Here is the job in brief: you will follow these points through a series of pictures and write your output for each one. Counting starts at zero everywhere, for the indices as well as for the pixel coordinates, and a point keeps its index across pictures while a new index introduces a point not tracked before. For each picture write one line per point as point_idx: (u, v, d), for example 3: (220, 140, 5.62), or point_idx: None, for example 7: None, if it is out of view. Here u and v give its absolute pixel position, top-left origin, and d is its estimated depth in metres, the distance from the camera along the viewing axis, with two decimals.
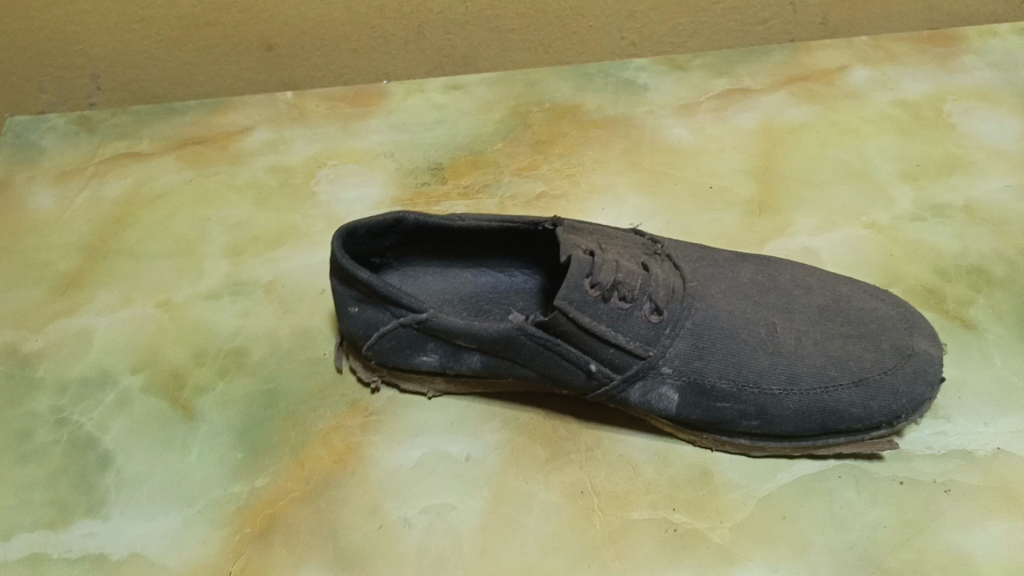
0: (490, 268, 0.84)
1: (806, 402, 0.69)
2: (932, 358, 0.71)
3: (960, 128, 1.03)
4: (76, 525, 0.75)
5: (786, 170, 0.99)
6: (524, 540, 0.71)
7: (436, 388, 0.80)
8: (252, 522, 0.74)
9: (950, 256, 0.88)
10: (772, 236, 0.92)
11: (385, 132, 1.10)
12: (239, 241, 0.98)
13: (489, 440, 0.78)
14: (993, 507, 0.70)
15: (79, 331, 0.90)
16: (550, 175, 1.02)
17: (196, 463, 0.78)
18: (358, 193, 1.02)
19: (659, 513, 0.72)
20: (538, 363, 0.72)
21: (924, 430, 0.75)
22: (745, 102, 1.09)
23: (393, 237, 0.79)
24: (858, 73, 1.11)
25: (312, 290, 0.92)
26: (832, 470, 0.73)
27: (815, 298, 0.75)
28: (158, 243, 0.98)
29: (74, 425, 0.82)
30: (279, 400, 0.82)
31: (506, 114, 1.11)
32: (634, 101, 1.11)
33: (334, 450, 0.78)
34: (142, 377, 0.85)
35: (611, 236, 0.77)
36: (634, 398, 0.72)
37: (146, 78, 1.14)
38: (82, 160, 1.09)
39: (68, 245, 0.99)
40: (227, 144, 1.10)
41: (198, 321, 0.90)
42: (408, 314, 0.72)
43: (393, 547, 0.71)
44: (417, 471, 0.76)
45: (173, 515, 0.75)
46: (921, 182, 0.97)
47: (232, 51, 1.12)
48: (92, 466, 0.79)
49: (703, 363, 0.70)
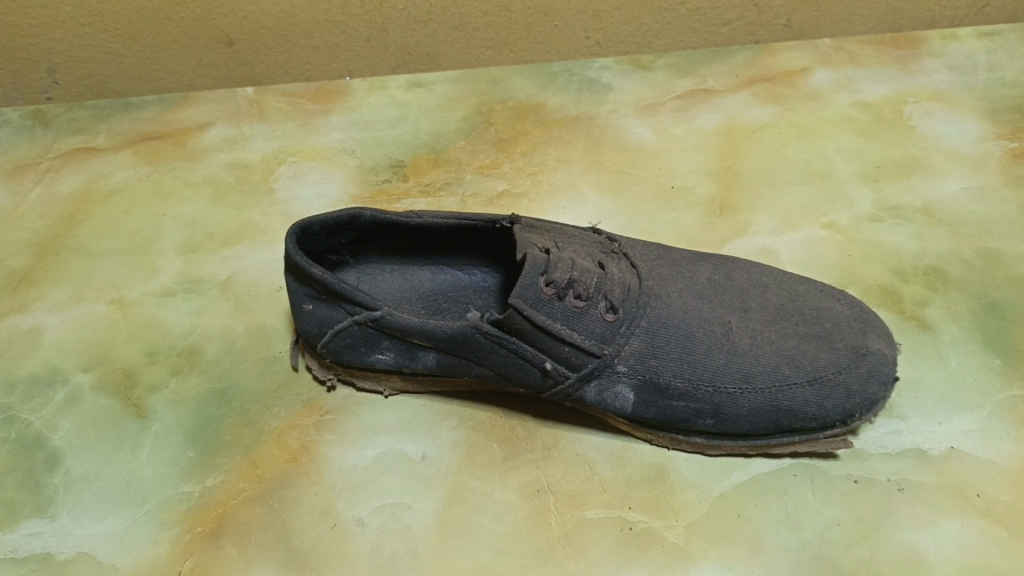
0: (448, 266, 0.83)
1: (760, 401, 0.69)
2: (887, 357, 0.71)
3: (920, 130, 1.03)
4: (22, 525, 0.73)
5: (747, 170, 0.99)
6: (478, 540, 0.70)
7: (393, 386, 0.79)
8: (203, 521, 0.73)
9: (907, 257, 0.89)
10: (732, 235, 0.92)
11: (347, 129, 1.09)
12: (195, 238, 0.96)
13: (445, 439, 0.77)
14: (946, 505, 0.70)
15: (29, 328, 0.88)
16: (511, 174, 1.01)
17: (147, 462, 0.77)
18: (318, 190, 1.01)
19: (615, 512, 0.72)
20: (494, 362, 0.71)
21: (879, 430, 0.75)
22: (707, 103, 1.09)
23: (349, 234, 0.78)
24: (820, 75, 1.12)
25: (268, 288, 0.91)
26: (787, 470, 0.74)
27: (772, 297, 0.75)
28: (112, 239, 0.97)
29: (22, 424, 0.80)
30: (233, 399, 0.81)
31: (468, 112, 1.11)
32: (598, 101, 1.11)
33: (288, 450, 0.77)
34: (93, 376, 0.83)
35: (568, 234, 0.77)
36: (589, 397, 0.72)
37: (104, 73, 1.13)
38: (36, 155, 1.07)
39: (19, 241, 0.97)
40: (186, 140, 1.08)
41: (151, 318, 0.88)
42: (362, 312, 0.72)
43: (346, 547, 0.70)
44: (371, 470, 0.75)
45: (123, 515, 0.73)
46: (881, 183, 0.97)
47: (192, 46, 1.10)
48: (39, 466, 0.77)
49: (658, 362, 0.70)
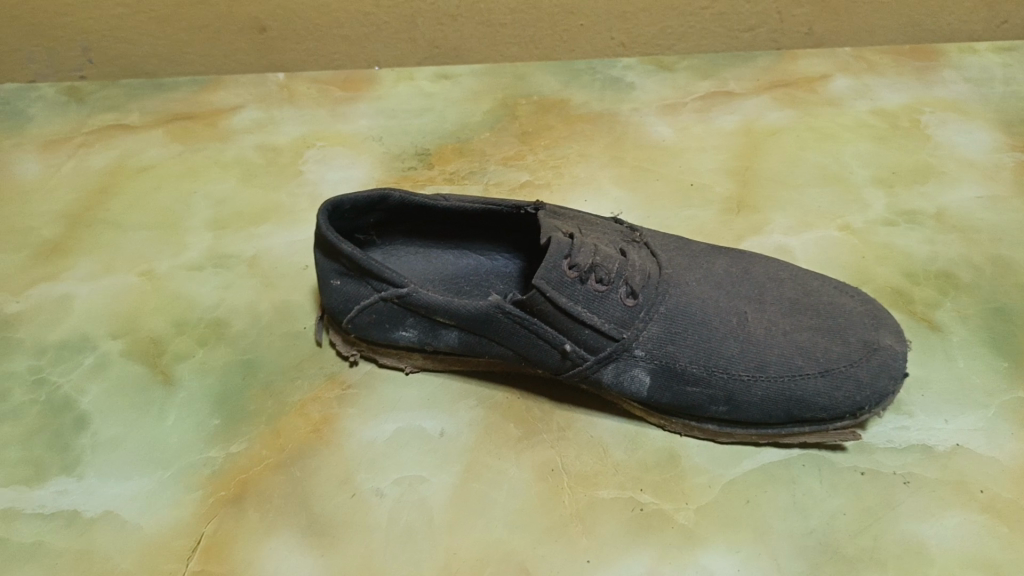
0: (472, 250, 0.85)
1: (773, 389, 0.71)
2: (897, 353, 0.73)
3: (935, 138, 1.05)
4: (50, 483, 0.75)
5: (765, 171, 1.02)
6: (493, 513, 0.72)
7: (414, 363, 0.82)
8: (226, 486, 0.75)
9: (919, 260, 0.91)
10: (748, 233, 0.94)
11: (374, 117, 1.12)
12: (223, 216, 0.99)
13: (463, 417, 0.80)
14: (949, 499, 0.72)
15: (60, 296, 0.90)
16: (534, 166, 1.03)
17: (172, 428, 0.79)
18: (344, 174, 1.03)
19: (626, 493, 0.74)
20: (515, 341, 0.73)
21: (887, 425, 0.77)
22: (728, 105, 1.11)
23: (377, 214, 0.80)
24: (839, 82, 1.14)
25: (294, 266, 0.93)
26: (796, 459, 0.75)
27: (787, 291, 0.77)
28: (142, 214, 0.99)
29: (52, 386, 0.82)
30: (257, 371, 0.84)
31: (493, 105, 1.13)
32: (620, 99, 1.13)
33: (310, 421, 0.79)
34: (122, 343, 0.86)
35: (590, 222, 0.79)
36: (606, 379, 0.74)
37: (138, 54, 1.15)
38: (69, 130, 1.10)
39: (52, 212, 0.99)
40: (216, 122, 1.11)
41: (180, 291, 0.91)
42: (388, 289, 0.74)
43: (364, 516, 0.72)
44: (391, 444, 0.77)
45: (148, 477, 0.76)
46: (895, 189, 0.99)
47: (225, 31, 1.13)
48: (68, 427, 0.79)
49: (675, 348, 0.72)
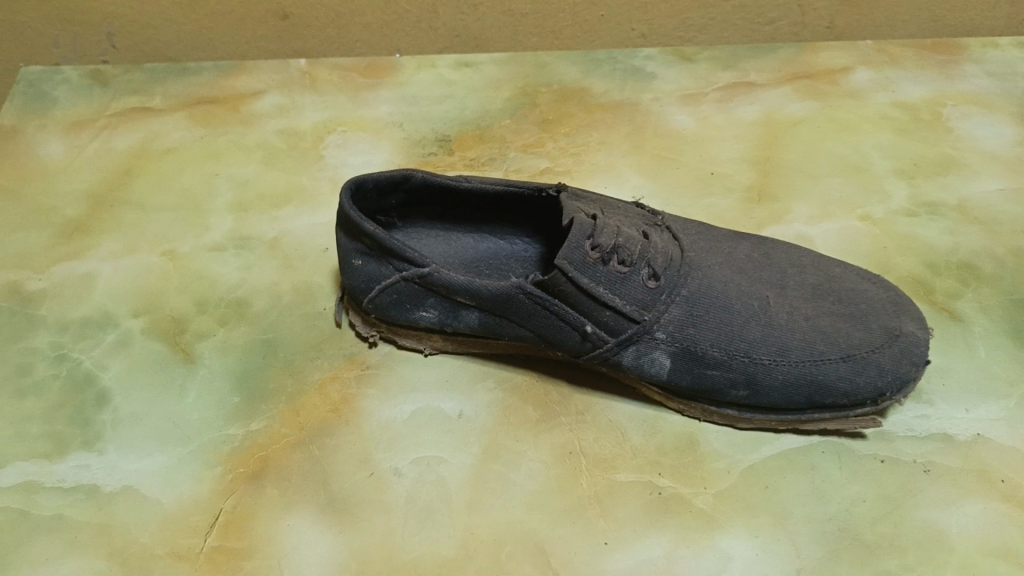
0: (492, 234, 0.85)
1: (794, 374, 0.70)
2: (919, 340, 0.72)
3: (957, 131, 1.05)
4: (71, 457, 0.75)
5: (786, 162, 1.02)
6: (511, 494, 0.72)
7: (434, 345, 0.82)
8: (246, 462, 0.75)
9: (941, 251, 0.91)
10: (769, 222, 0.94)
11: (395, 103, 1.12)
12: (245, 198, 0.99)
13: (482, 399, 0.80)
14: (970, 488, 0.72)
15: (82, 274, 0.91)
16: (554, 153, 1.04)
17: (193, 405, 0.79)
18: (365, 159, 1.04)
19: (645, 477, 0.73)
20: (536, 323, 0.74)
21: (907, 413, 0.77)
22: (749, 95, 1.11)
23: (399, 195, 0.81)
24: (860, 75, 1.14)
25: (315, 248, 0.94)
26: (816, 446, 0.75)
27: (809, 277, 0.77)
28: (165, 195, 1.00)
29: (73, 362, 0.82)
30: (278, 350, 0.84)
31: (514, 93, 1.13)
32: (641, 88, 1.13)
33: (330, 401, 0.80)
34: (144, 321, 0.86)
35: (613, 205, 0.79)
36: (626, 362, 0.74)
37: (161, 39, 1.16)
38: (93, 112, 1.11)
39: (76, 192, 1.00)
40: (239, 106, 1.11)
41: (201, 271, 0.91)
42: (411, 269, 0.74)
43: (383, 494, 0.73)
44: (409, 424, 0.78)
45: (168, 453, 0.76)
46: (916, 180, 0.99)
47: (248, 18, 1.13)
48: (89, 402, 0.79)
49: (696, 330, 0.72)
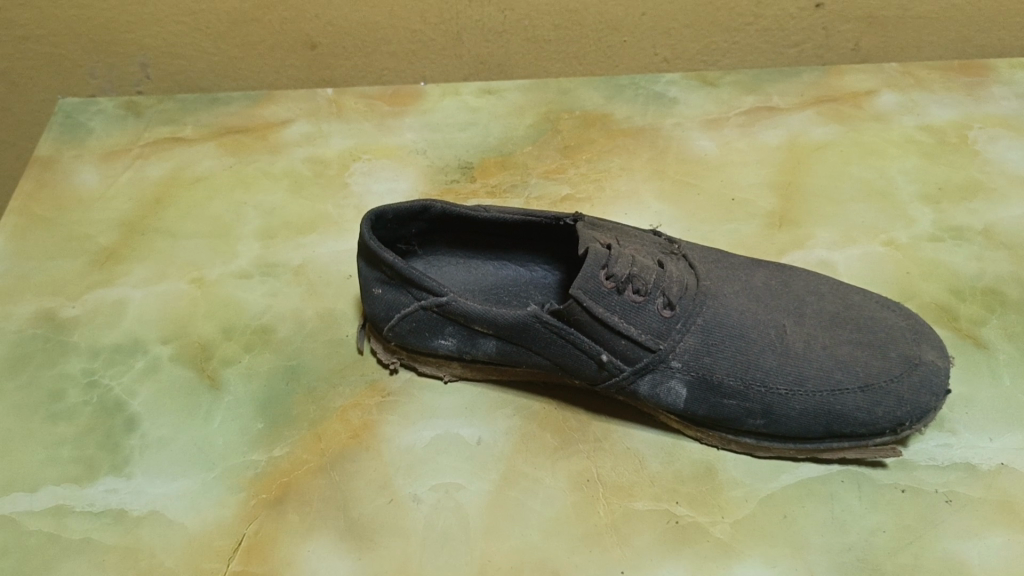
0: (511, 261, 0.86)
1: (811, 404, 0.70)
2: (939, 369, 0.72)
3: (983, 154, 1.04)
4: (100, 482, 0.77)
5: (809, 187, 1.01)
6: (527, 521, 0.73)
7: (453, 372, 0.83)
8: (268, 488, 0.76)
9: (965, 277, 0.90)
10: (791, 247, 0.94)
11: (420, 130, 1.14)
12: (272, 226, 1.01)
13: (500, 425, 0.80)
14: (993, 519, 0.70)
15: (114, 301, 0.93)
16: (575, 179, 1.05)
17: (218, 430, 0.81)
18: (389, 186, 1.06)
19: (662, 505, 0.73)
20: (552, 351, 0.74)
21: (930, 442, 0.76)
22: (771, 120, 1.11)
23: (419, 224, 0.82)
24: (885, 98, 1.14)
25: (338, 276, 0.95)
26: (835, 475, 0.74)
27: (827, 305, 0.77)
28: (195, 223, 1.02)
29: (104, 388, 0.85)
30: (301, 376, 0.85)
31: (537, 119, 1.14)
32: (663, 113, 1.14)
33: (351, 427, 0.81)
34: (172, 347, 0.88)
35: (629, 234, 0.80)
36: (643, 391, 0.74)
37: (194, 70, 1.19)
38: (127, 143, 1.14)
39: (109, 221, 1.03)
40: (268, 135, 1.14)
41: (228, 298, 0.93)
42: (429, 297, 0.75)
43: (401, 521, 0.73)
44: (429, 450, 0.78)
45: (193, 478, 0.77)
46: (942, 205, 0.98)
47: (277, 48, 1.16)
48: (118, 427, 0.81)
49: (711, 359, 0.72)
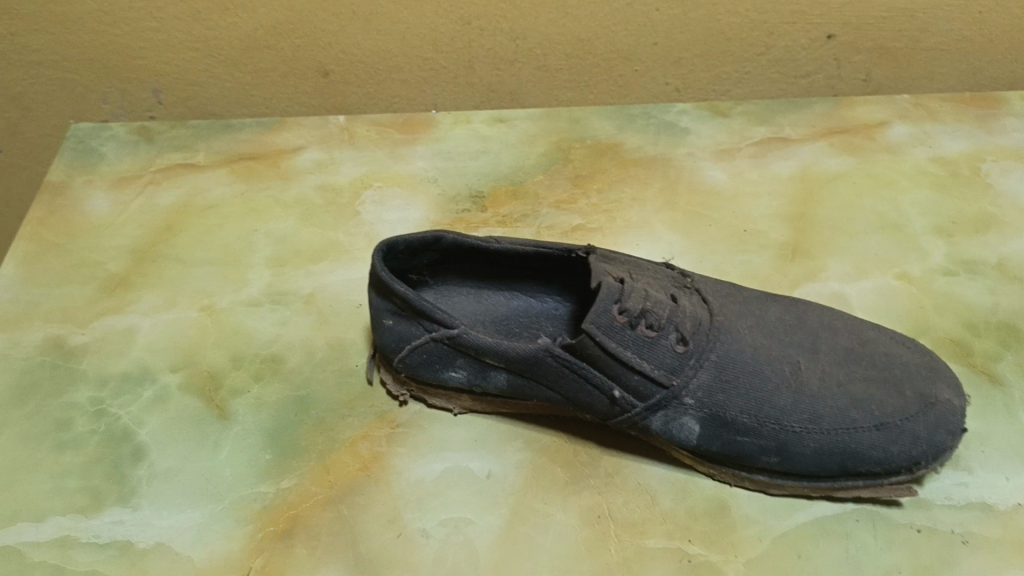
0: (523, 292, 0.86)
1: (826, 442, 0.69)
2: (955, 408, 0.71)
3: (996, 187, 1.04)
4: (106, 513, 0.77)
5: (821, 219, 1.01)
6: (538, 558, 0.72)
7: (463, 404, 0.82)
8: (276, 521, 0.76)
9: (980, 312, 0.89)
10: (804, 280, 0.93)
11: (431, 159, 1.14)
12: (283, 254, 1.01)
13: (510, 459, 0.80)
14: (1011, 560, 0.69)
15: (124, 328, 0.93)
16: (586, 209, 1.04)
17: (226, 462, 0.80)
18: (400, 215, 1.06)
19: (674, 543, 0.72)
20: (563, 386, 0.74)
21: (945, 480, 0.75)
22: (783, 150, 1.11)
23: (430, 255, 0.82)
24: (897, 130, 1.14)
25: (348, 304, 0.95)
26: (850, 514, 0.74)
27: (841, 340, 0.76)
28: (205, 251, 1.02)
29: (112, 417, 0.84)
30: (310, 407, 0.85)
31: (548, 148, 1.14)
32: (675, 143, 1.13)
33: (359, 459, 0.80)
34: (181, 376, 0.88)
35: (642, 267, 0.79)
36: (655, 427, 0.73)
37: (206, 96, 1.19)
38: (138, 169, 1.14)
39: (119, 247, 1.03)
40: (279, 162, 1.14)
41: (238, 326, 0.93)
42: (440, 329, 0.75)
43: (410, 556, 0.72)
44: (438, 484, 0.78)
45: (200, 509, 0.77)
46: (954, 238, 0.98)
47: (289, 75, 1.16)
48: (126, 457, 0.81)
49: (725, 396, 0.71)
